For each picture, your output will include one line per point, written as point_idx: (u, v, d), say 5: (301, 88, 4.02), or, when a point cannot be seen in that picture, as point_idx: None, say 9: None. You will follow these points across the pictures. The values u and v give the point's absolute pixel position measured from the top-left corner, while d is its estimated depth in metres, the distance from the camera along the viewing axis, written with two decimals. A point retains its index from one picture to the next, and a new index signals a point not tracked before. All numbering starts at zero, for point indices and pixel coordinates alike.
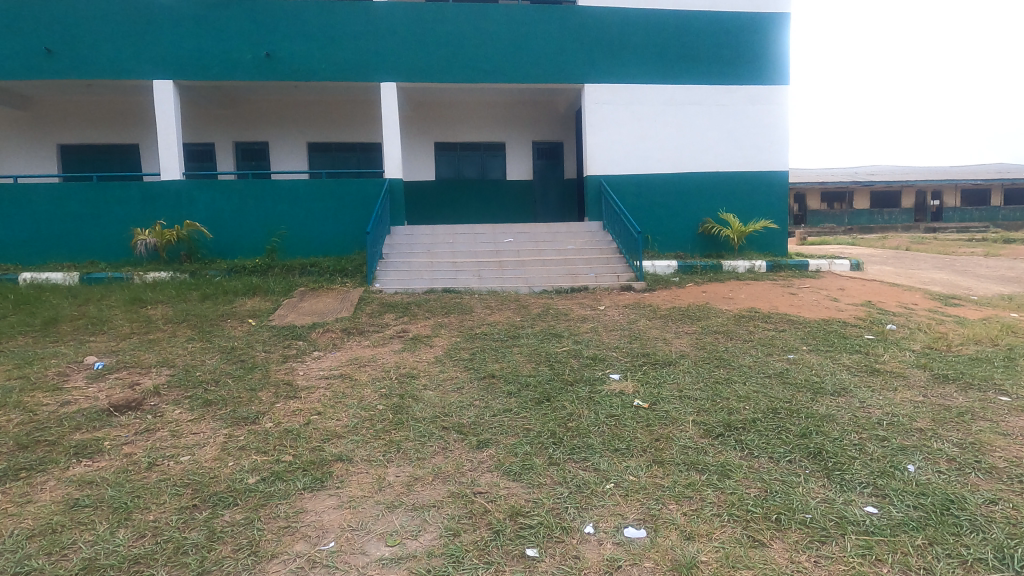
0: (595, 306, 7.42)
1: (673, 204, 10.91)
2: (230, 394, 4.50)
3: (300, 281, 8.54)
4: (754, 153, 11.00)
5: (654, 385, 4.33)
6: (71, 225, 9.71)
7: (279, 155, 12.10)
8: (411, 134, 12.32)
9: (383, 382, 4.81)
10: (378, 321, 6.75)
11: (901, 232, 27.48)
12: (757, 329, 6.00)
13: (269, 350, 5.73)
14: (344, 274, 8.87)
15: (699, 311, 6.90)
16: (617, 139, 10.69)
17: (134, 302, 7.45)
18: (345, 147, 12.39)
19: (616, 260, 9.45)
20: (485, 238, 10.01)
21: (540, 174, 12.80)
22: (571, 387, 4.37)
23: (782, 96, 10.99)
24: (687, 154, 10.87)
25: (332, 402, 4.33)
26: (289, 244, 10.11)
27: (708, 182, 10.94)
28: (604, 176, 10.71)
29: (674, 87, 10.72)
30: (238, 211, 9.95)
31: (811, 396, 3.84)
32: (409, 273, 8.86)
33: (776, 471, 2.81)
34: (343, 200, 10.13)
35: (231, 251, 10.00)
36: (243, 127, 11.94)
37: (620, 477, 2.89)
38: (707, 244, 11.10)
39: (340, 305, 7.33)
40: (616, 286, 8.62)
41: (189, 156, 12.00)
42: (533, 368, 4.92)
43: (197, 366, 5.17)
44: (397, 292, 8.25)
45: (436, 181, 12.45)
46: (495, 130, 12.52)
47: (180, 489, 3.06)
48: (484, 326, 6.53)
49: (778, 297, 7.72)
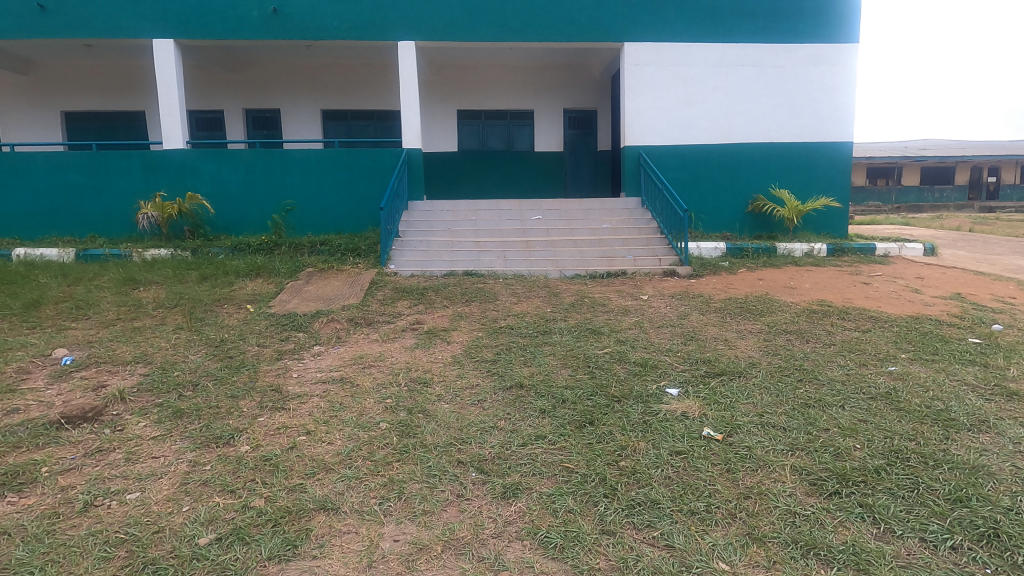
0: (636, 295, 6.50)
1: (721, 179, 9.81)
2: (207, 403, 3.77)
3: (308, 261, 7.79)
4: (814, 122, 9.77)
5: (724, 406, 3.43)
6: (70, 197, 9.11)
7: (292, 124, 11.33)
8: (432, 101, 11.39)
9: (390, 389, 4.01)
10: (389, 309, 5.95)
11: (955, 211, 25.58)
12: (837, 329, 5.01)
13: (263, 344, 5.00)
14: (357, 255, 8.09)
15: (760, 304, 5.92)
16: (660, 105, 9.59)
17: (126, 283, 6.78)
18: (362, 116, 11.53)
19: (657, 241, 8.47)
20: (511, 216, 9.09)
21: (572, 145, 11.76)
22: (618, 406, 3.52)
23: (848, 56, 9.67)
24: (738, 122, 9.70)
25: (325, 417, 3.56)
26: (300, 219, 9.35)
27: (760, 155, 9.78)
28: (643, 146, 9.66)
29: (726, 46, 9.51)
30: (245, 183, 9.22)
31: (944, 434, 2.91)
32: (427, 254, 8.04)
33: (940, 569, 1.96)
34: (356, 172, 9.30)
35: (237, 226, 9.28)
36: (253, 93, 11.17)
37: (707, 566, 2.04)
38: (758, 224, 9.97)
39: (350, 290, 6.56)
40: (659, 271, 7.67)
41: (197, 124, 11.29)
42: (569, 377, 4.05)
43: (179, 363, 4.46)
44: (413, 275, 7.44)
45: (459, 152, 11.54)
46: (523, 96, 11.50)
47: (111, 550, 2.32)
48: (511, 317, 5.68)
49: (849, 287, 6.67)
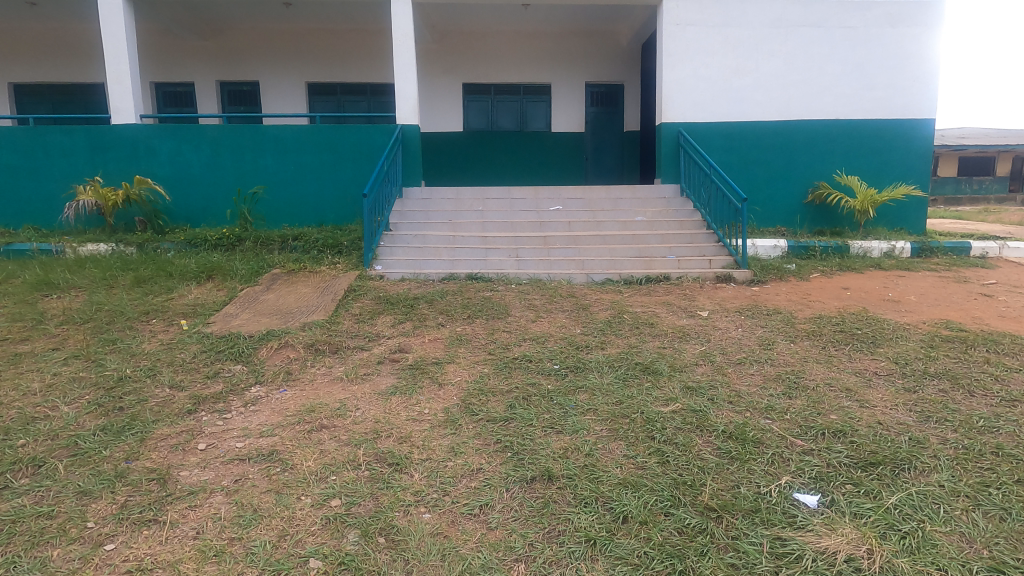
0: (692, 310, 4.96)
1: (776, 164, 8.24)
2: (36, 506, 2.30)
3: (275, 260, 6.34)
4: (890, 95, 8.14)
5: (919, 542, 1.95)
6: (5, 181, 7.69)
7: (274, 99, 9.85)
8: (434, 73, 9.86)
9: (341, 479, 2.54)
10: (365, 329, 4.47)
11: (997, 204, 23.70)
12: (1003, 370, 3.46)
13: (179, 384, 3.53)
14: (337, 252, 6.62)
15: (864, 327, 4.36)
16: (704, 74, 8.00)
17: (39, 288, 5.35)
18: (354, 90, 10.02)
19: (704, 237, 6.93)
20: (525, 206, 7.55)
21: (595, 125, 10.19)
22: (723, 534, 2.04)
23: (934, 14, 8.00)
24: (797, 96, 8.10)
25: (220, 544, 2.10)
26: (273, 210, 7.88)
27: (824, 134, 8.17)
28: (684, 124, 8.09)
29: (786, 3, 7.88)
30: (210, 166, 7.77)
31: None
32: (422, 252, 6.55)
33: None
34: (340, 153, 7.81)
35: (199, 217, 7.83)
36: (229, 62, 9.70)
37: None
38: (820, 217, 8.35)
39: (319, 301, 5.10)
40: (710, 276, 6.14)
41: (166, 99, 9.85)
42: (626, 461, 2.55)
43: (36, 421, 3.00)
44: (404, 279, 5.97)
45: (464, 133, 10.02)
46: (538, 67, 9.94)
47: None
48: (528, 345, 4.18)
49: (970, 301, 5.11)
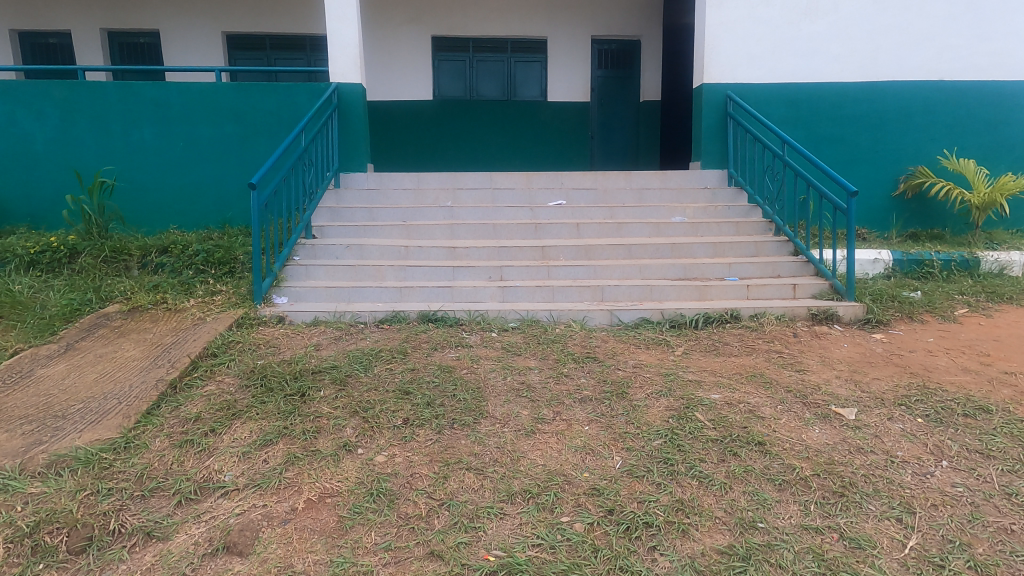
0: (818, 400, 2.70)
1: (856, 143, 6.04)
2: None
3: (118, 288, 4.00)
4: (1014, 48, 5.89)
5: None
6: None
7: (182, 56, 7.41)
8: (393, 22, 7.45)
9: None
10: (185, 468, 2.18)
11: None
12: None
13: None
14: (223, 274, 4.30)
15: None
16: (763, 15, 5.71)
17: None
18: (288, 44, 7.61)
19: (777, 249, 4.71)
20: (513, 199, 5.25)
21: (603, 92, 7.89)
22: None
23: None
24: (889, 48, 5.85)
25: None
26: (154, 205, 5.52)
27: (924, 101, 5.95)
28: (733, 86, 5.85)
29: None
30: (61, 140, 5.38)
31: None
32: (355, 273, 4.28)
33: None
34: (247, 123, 5.44)
35: (47, 214, 5.46)
36: (116, 4, 7.23)
37: None
38: (914, 215, 6.16)
39: (136, 382, 2.78)
40: (802, 312, 3.95)
41: (36, 54, 7.40)
42: None
43: None
44: (317, 322, 3.72)
45: (433, 103, 7.68)
46: (529, 16, 7.59)
47: None
48: (518, 521, 1.92)
49: None
